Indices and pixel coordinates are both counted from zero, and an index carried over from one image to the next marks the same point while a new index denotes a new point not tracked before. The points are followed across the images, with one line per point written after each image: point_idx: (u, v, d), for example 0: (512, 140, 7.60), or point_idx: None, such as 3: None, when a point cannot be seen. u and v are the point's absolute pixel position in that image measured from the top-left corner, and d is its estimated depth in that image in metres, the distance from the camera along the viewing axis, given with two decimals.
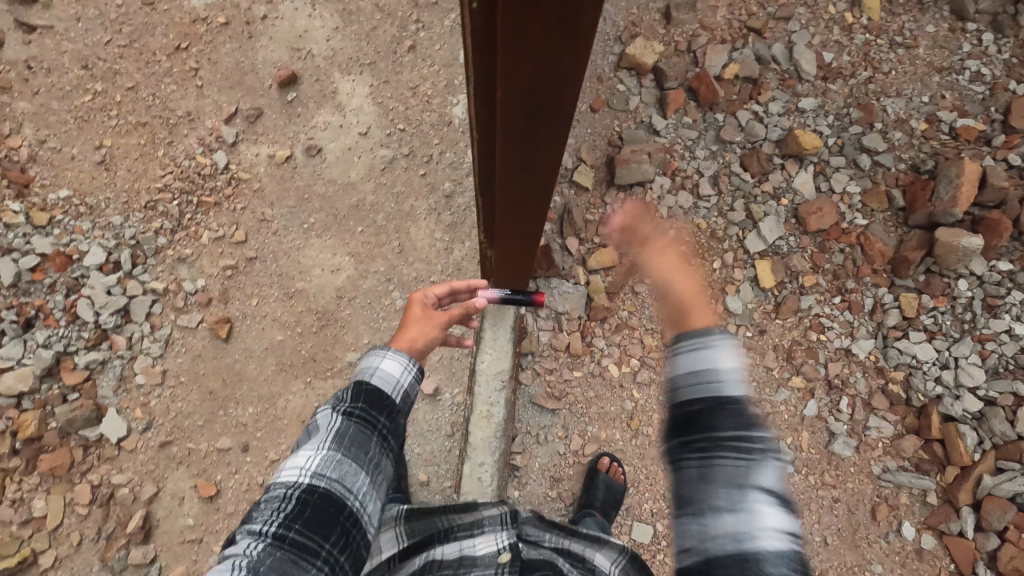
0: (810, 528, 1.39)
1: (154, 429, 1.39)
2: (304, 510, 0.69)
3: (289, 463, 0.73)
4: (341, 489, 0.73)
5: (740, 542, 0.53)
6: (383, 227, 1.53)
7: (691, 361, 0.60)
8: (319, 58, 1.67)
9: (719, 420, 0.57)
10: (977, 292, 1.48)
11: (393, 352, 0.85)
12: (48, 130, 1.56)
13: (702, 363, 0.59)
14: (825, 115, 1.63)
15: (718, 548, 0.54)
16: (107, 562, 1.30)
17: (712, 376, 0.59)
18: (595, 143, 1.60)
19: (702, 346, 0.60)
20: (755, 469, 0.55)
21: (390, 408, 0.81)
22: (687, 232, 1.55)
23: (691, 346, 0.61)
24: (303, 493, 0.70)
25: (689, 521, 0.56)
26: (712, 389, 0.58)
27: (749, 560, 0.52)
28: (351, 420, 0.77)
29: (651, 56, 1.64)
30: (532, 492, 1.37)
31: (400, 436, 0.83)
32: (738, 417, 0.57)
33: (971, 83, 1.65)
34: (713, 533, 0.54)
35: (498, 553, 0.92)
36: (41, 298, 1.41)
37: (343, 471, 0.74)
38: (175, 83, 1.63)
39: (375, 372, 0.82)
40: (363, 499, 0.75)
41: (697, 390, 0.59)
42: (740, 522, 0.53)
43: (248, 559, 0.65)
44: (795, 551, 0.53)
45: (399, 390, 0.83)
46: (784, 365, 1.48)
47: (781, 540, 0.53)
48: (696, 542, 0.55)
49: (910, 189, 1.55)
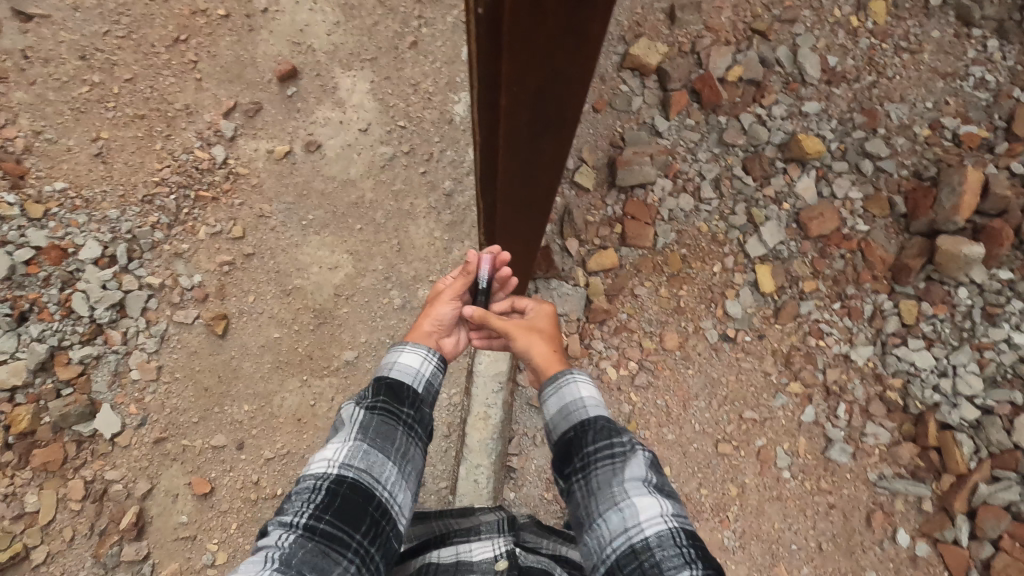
0: (806, 535, 1.39)
1: (148, 425, 1.38)
2: (334, 500, 0.69)
3: (318, 456, 0.74)
4: (370, 479, 0.72)
5: (628, 536, 0.72)
6: (382, 225, 1.52)
7: (558, 401, 0.90)
8: (320, 53, 1.65)
9: (586, 439, 0.84)
10: (977, 300, 1.47)
11: (411, 346, 0.89)
12: (44, 121, 1.55)
13: (566, 400, 0.90)
14: (828, 119, 1.63)
15: (615, 548, 0.73)
16: (98, 559, 1.29)
17: (576, 407, 0.88)
18: (597, 144, 1.59)
19: (564, 386, 0.91)
20: (621, 471, 0.78)
21: (412, 398, 0.83)
22: (688, 236, 1.54)
23: (557, 390, 0.92)
24: (332, 483, 0.70)
25: (593, 536, 0.76)
26: (578, 417, 0.87)
27: (637, 546, 0.71)
28: (375, 412, 0.78)
29: (654, 57, 1.63)
30: (528, 494, 1.34)
31: (427, 425, 0.84)
32: (599, 433, 0.83)
33: (974, 89, 1.64)
34: (609, 536, 0.74)
35: (495, 560, 0.89)
36: (35, 291, 1.39)
37: (370, 461, 0.74)
38: (174, 76, 1.61)
39: (394, 366, 0.87)
40: (393, 488, 0.74)
41: (569, 422, 0.87)
42: (622, 519, 0.74)
43: (281, 551, 0.64)
44: (673, 526, 0.72)
45: (420, 379, 0.87)
46: (783, 371, 1.48)
47: (658, 520, 0.72)
48: (600, 550, 0.75)
49: (912, 196, 1.55)
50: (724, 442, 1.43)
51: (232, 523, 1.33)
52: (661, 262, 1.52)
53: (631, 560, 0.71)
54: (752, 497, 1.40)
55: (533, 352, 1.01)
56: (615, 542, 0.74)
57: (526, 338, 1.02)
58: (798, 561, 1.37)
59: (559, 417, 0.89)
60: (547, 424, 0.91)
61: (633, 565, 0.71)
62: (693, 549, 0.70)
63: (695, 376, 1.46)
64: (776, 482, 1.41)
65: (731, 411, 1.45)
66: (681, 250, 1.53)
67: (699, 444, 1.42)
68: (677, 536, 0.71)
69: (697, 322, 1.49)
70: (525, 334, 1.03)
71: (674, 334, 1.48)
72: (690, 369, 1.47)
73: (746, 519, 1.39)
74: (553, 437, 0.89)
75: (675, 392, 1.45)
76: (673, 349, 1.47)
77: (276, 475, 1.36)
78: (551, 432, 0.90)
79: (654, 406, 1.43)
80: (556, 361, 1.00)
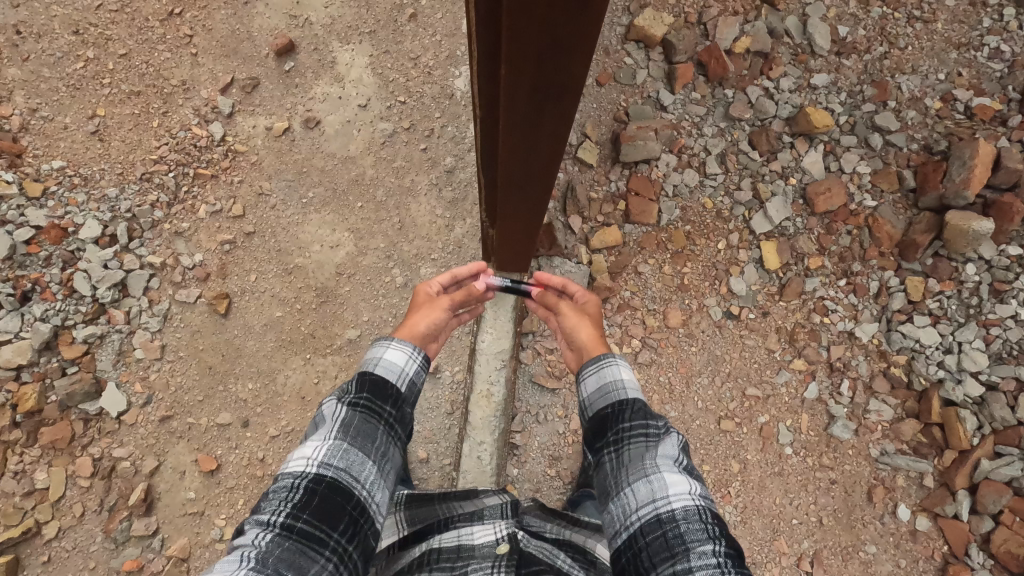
0: (807, 510, 1.40)
1: (154, 404, 1.39)
2: (312, 498, 0.69)
3: (298, 454, 0.74)
4: (349, 478, 0.73)
5: (655, 506, 0.73)
6: (383, 202, 1.51)
7: (597, 379, 0.91)
8: (317, 26, 1.62)
9: (623, 416, 0.84)
10: (985, 277, 1.46)
11: (397, 343, 0.89)
12: (40, 98, 1.52)
13: (606, 379, 0.90)
14: (838, 92, 1.59)
15: (640, 516, 0.74)
16: (109, 534, 1.31)
17: (615, 386, 0.89)
18: (601, 118, 1.56)
19: (605, 367, 0.91)
20: (654, 448, 0.79)
21: (395, 397, 0.83)
22: (693, 212, 1.52)
23: (597, 368, 0.92)
24: (311, 481, 0.70)
25: (619, 504, 0.77)
26: (616, 396, 0.88)
27: (662, 516, 0.72)
28: (356, 409, 0.79)
29: (660, 28, 1.59)
30: (531, 471, 1.36)
31: (406, 424, 0.85)
32: (638, 412, 0.84)
33: (988, 59, 1.60)
34: (634, 505, 0.75)
35: (496, 544, 0.88)
36: (37, 271, 1.39)
37: (350, 460, 0.74)
38: (169, 51, 1.58)
39: (379, 363, 0.86)
40: (371, 487, 0.75)
41: (607, 400, 0.88)
42: (650, 490, 0.75)
43: (257, 550, 0.64)
44: (700, 504, 0.72)
45: (403, 379, 0.86)
46: (787, 348, 1.47)
47: (686, 496, 0.73)
48: (624, 518, 0.76)
49: (921, 170, 1.52)
50: (726, 418, 1.43)
51: (239, 500, 1.35)
52: (665, 239, 1.51)
53: (654, 530, 0.72)
54: (754, 473, 1.41)
55: (577, 331, 1.05)
56: (640, 511, 0.75)
57: (575, 318, 1.06)
58: (799, 535, 1.38)
59: (593, 396, 0.91)
60: (582, 400, 0.92)
61: (656, 534, 0.71)
62: (719, 528, 0.70)
63: (698, 353, 1.46)
64: (778, 458, 1.42)
65: (734, 388, 1.45)
66: (686, 226, 1.52)
67: (701, 421, 1.43)
68: (704, 513, 0.71)
69: (700, 300, 1.48)
70: (575, 315, 1.07)
71: (678, 311, 1.47)
72: (694, 346, 1.46)
73: (747, 495, 1.39)
74: (588, 413, 0.90)
75: (678, 369, 1.45)
76: (676, 326, 1.46)
77: (281, 452, 1.37)
78: (586, 408, 0.91)
79: (656, 383, 1.43)
80: (599, 344, 1.02)
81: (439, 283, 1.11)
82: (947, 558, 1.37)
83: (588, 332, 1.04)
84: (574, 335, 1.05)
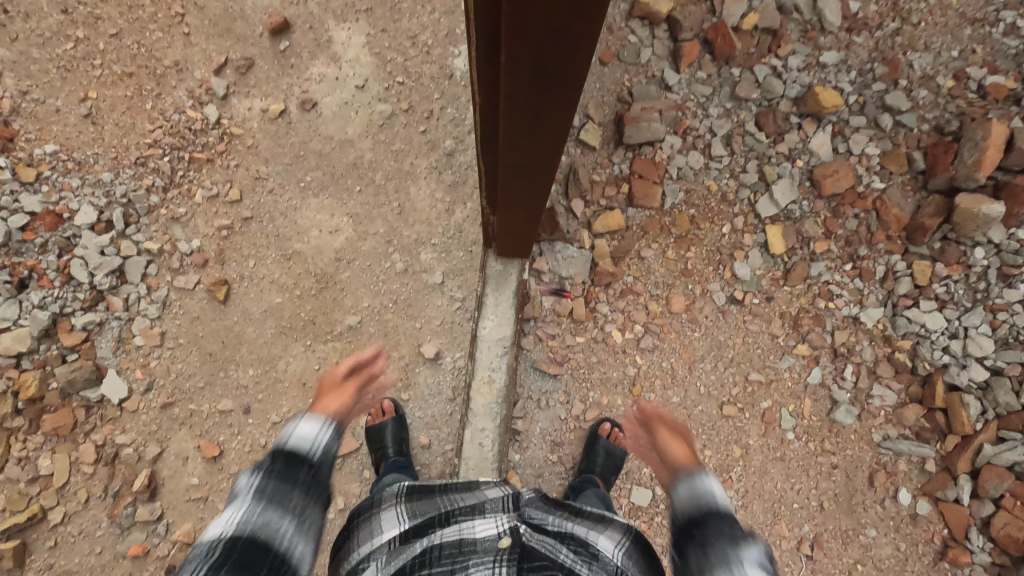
0: (808, 494, 1.40)
1: (155, 391, 1.39)
2: (232, 558, 0.63)
3: (212, 524, 0.67)
4: (266, 540, 0.66)
5: None
6: (381, 186, 1.48)
7: (687, 487, 0.77)
8: (312, 3, 1.57)
9: (712, 522, 0.71)
10: (994, 261, 1.43)
11: (307, 413, 0.79)
12: (31, 80, 1.49)
13: (697, 486, 0.76)
14: (848, 70, 1.55)
15: None
16: (114, 519, 1.32)
17: (707, 494, 0.75)
18: (604, 99, 1.53)
19: (694, 475, 0.77)
20: (742, 549, 0.67)
21: (311, 461, 0.75)
22: (697, 195, 1.50)
23: (688, 477, 0.78)
24: (228, 543, 0.64)
25: None
26: (708, 504, 0.74)
27: None
28: (272, 473, 0.72)
29: (665, 4, 1.54)
30: (533, 456, 1.38)
31: (329, 489, 0.77)
32: (730, 523, 0.71)
33: (1004, 36, 1.55)
34: None
35: (498, 538, 0.85)
36: (33, 258, 1.38)
37: (267, 521, 0.67)
38: (160, 30, 1.54)
39: (291, 433, 0.77)
40: (293, 548, 0.68)
41: (695, 506, 0.74)
42: None
43: None
44: None
45: (319, 447, 0.77)
46: (790, 333, 1.46)
47: None
48: None
49: (931, 151, 1.49)
50: (728, 404, 1.42)
51: None
52: (669, 223, 1.48)
53: None
54: (755, 458, 1.41)
55: (668, 450, 0.86)
56: None
57: (666, 433, 0.88)
58: (799, 519, 1.39)
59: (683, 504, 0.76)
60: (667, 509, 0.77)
61: None
62: None
63: (700, 338, 1.45)
64: (780, 443, 1.42)
65: (736, 374, 1.44)
66: (690, 210, 1.49)
67: (703, 406, 1.42)
68: None
69: (704, 285, 1.47)
70: (669, 435, 0.87)
71: (681, 297, 1.46)
72: (697, 332, 1.45)
73: (749, 479, 1.40)
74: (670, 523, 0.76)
75: (681, 355, 1.44)
76: (679, 312, 1.45)
77: None
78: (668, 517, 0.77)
79: (659, 368, 1.43)
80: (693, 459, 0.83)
81: (339, 374, 0.93)
82: (946, 541, 1.38)
83: (679, 448, 0.85)
84: (666, 454, 0.85)
